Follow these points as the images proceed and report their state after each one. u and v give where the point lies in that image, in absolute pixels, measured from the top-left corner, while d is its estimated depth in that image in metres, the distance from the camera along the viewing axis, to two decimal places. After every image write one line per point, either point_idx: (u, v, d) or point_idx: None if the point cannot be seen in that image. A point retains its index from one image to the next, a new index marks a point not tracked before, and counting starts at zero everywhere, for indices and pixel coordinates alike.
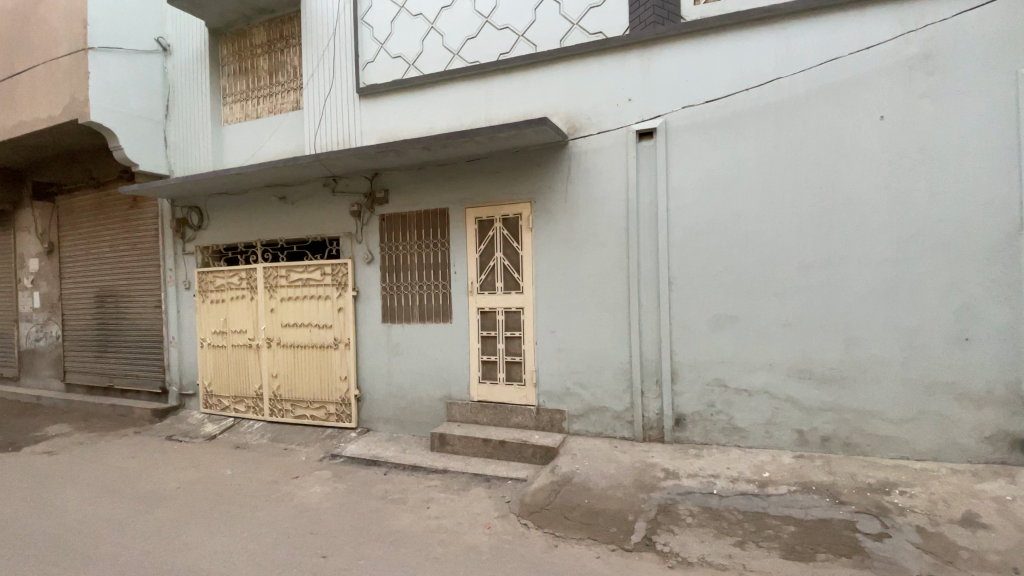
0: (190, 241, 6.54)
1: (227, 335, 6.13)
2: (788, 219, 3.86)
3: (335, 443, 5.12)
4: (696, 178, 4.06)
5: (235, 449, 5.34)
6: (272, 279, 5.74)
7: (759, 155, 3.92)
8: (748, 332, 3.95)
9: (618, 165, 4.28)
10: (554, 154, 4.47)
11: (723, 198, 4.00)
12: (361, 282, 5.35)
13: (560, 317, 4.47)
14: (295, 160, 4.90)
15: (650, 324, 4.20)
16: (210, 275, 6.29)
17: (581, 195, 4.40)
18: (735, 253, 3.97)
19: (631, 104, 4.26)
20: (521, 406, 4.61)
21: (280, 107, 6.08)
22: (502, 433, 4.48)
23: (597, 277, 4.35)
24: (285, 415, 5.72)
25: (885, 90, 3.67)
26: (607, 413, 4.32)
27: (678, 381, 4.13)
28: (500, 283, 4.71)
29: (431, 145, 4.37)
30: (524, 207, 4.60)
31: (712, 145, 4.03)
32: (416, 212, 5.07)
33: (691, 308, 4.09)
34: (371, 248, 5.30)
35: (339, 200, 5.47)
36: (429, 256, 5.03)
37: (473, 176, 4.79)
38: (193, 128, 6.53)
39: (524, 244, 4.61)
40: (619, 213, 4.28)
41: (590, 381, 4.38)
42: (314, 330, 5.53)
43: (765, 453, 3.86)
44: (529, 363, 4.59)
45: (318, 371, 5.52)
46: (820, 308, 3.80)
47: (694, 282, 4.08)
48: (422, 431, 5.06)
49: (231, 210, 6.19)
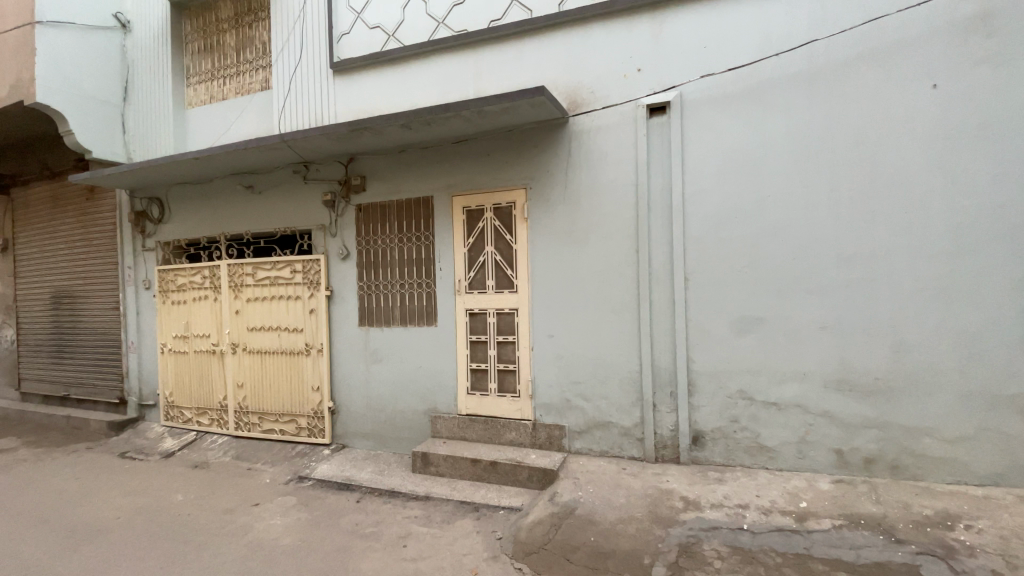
0: (150, 236, 5.93)
1: (189, 340, 5.52)
2: (824, 205, 3.33)
3: (306, 463, 4.54)
4: (716, 159, 3.52)
5: (193, 469, 4.74)
6: (238, 278, 5.15)
7: (789, 133, 3.39)
8: (778, 335, 3.41)
9: (626, 145, 3.73)
10: (553, 133, 3.92)
11: (748, 181, 3.46)
12: (335, 281, 4.78)
13: (559, 318, 3.92)
14: (258, 142, 4.31)
15: (663, 328, 3.65)
16: (171, 273, 5.68)
17: (584, 180, 3.84)
18: (761, 245, 3.43)
19: (640, 75, 3.71)
20: (516, 421, 4.04)
21: (247, 87, 5.48)
22: (493, 452, 3.91)
23: (602, 273, 3.79)
24: (251, 430, 5.12)
25: (938, 53, 3.14)
26: (613, 429, 3.77)
27: (695, 394, 3.58)
28: (492, 281, 4.14)
29: (411, 122, 3.79)
30: (518, 195, 4.04)
31: (735, 122, 3.49)
32: (396, 201, 4.51)
33: (709, 311, 3.54)
34: (346, 242, 4.72)
35: (312, 188, 4.89)
36: (411, 252, 4.46)
37: (460, 160, 4.23)
38: (154, 113, 5.93)
39: (517, 236, 4.05)
40: (627, 199, 3.72)
41: (594, 393, 3.82)
42: (283, 334, 4.94)
43: (799, 478, 3.32)
44: (524, 371, 4.03)
45: (288, 381, 4.93)
46: (862, 309, 3.27)
47: (712, 279, 3.53)
48: (404, 448, 4.47)
49: (195, 201, 5.59)
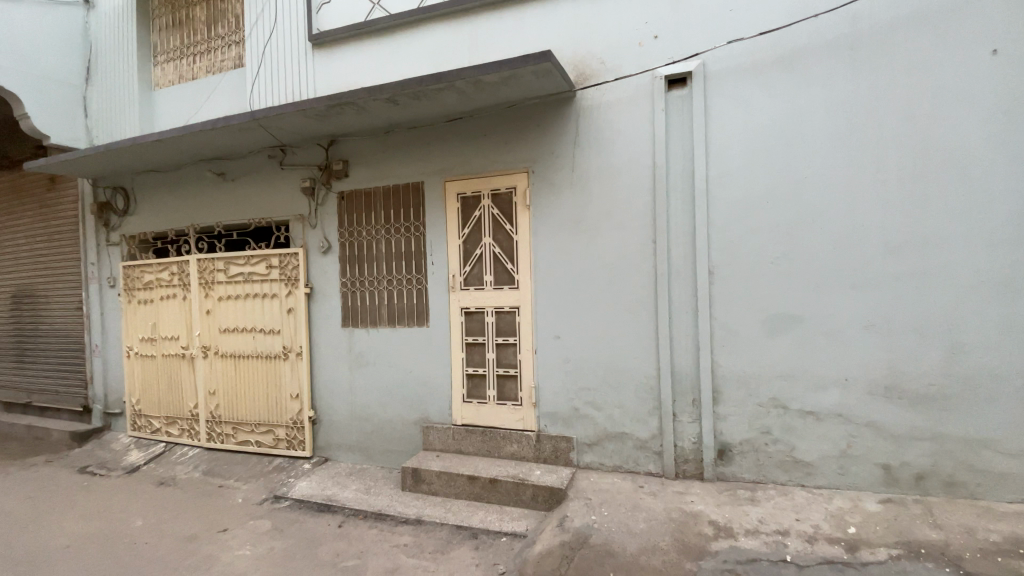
0: (115, 229, 5.44)
1: (157, 343, 5.03)
2: (868, 187, 2.93)
3: (283, 479, 4.08)
4: (744, 136, 3.11)
5: (158, 486, 4.26)
6: (208, 274, 4.67)
7: (828, 106, 2.99)
8: (816, 336, 3.01)
9: (642, 122, 3.30)
10: (558, 109, 3.50)
11: (782, 161, 3.05)
12: (316, 277, 4.32)
13: (566, 317, 3.50)
14: (227, 122, 3.84)
15: (684, 327, 3.24)
16: (137, 270, 5.19)
17: (593, 162, 3.42)
18: (797, 233, 3.03)
19: (657, 43, 3.29)
20: (518, 433, 3.61)
21: (219, 65, 4.99)
22: (493, 467, 3.48)
23: (614, 266, 3.37)
24: (225, 441, 4.65)
25: (1002, 12, 2.73)
26: (628, 441, 3.35)
27: (721, 402, 3.17)
28: (490, 276, 3.71)
29: (398, 96, 3.35)
30: (519, 179, 3.61)
31: (766, 94, 3.08)
32: (383, 188, 4.06)
33: (738, 309, 3.13)
34: (328, 234, 4.27)
35: (289, 175, 4.43)
36: (400, 244, 4.01)
37: (454, 140, 3.79)
38: (118, 95, 5.43)
39: (518, 226, 3.61)
40: (643, 182, 3.30)
41: (606, 401, 3.40)
42: (258, 336, 4.48)
43: (841, 498, 2.92)
44: (527, 377, 3.60)
45: (265, 387, 4.47)
46: (912, 306, 2.87)
47: (741, 272, 3.12)
48: (393, 461, 4.03)
49: (162, 191, 5.10)
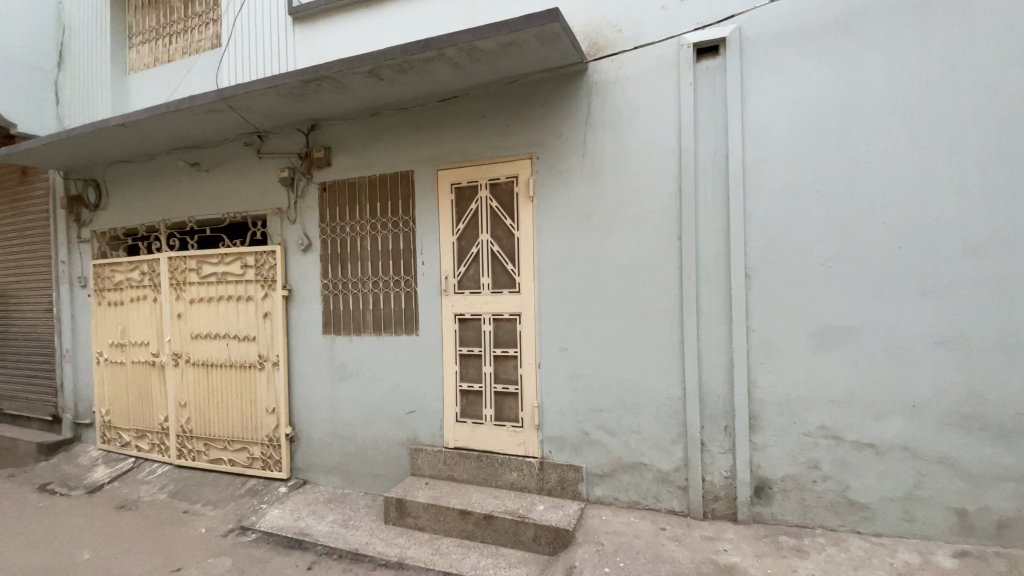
0: (87, 225, 5.04)
1: (126, 349, 4.61)
2: (942, 173, 2.42)
3: (254, 506, 3.62)
4: (788, 114, 2.62)
5: (118, 511, 3.82)
6: (180, 274, 4.23)
7: (892, 77, 2.49)
8: (876, 352, 2.51)
9: (666, 98, 2.81)
10: (566, 85, 3.02)
11: (836, 144, 2.55)
12: (295, 277, 3.87)
13: (575, 327, 3.01)
14: (191, 102, 3.39)
15: (715, 341, 2.74)
16: (107, 268, 4.76)
17: (607, 147, 2.94)
18: (854, 230, 2.53)
19: (683, 5, 2.80)
20: (518, 459, 3.13)
21: (195, 45, 4.56)
22: (489, 500, 3.00)
23: (632, 267, 2.88)
24: (196, 459, 4.21)
25: None
26: (647, 473, 2.86)
27: (758, 430, 2.67)
28: (487, 278, 3.23)
29: (381, 68, 2.88)
30: (522, 166, 3.13)
31: (816, 65, 2.58)
32: (369, 179, 3.60)
33: (780, 319, 2.63)
34: (308, 230, 3.82)
35: (267, 164, 3.98)
36: (387, 242, 3.55)
37: (448, 124, 3.32)
38: (91, 79, 5.02)
39: (520, 220, 3.13)
40: (667, 169, 2.81)
41: (621, 425, 2.91)
42: (232, 343, 4.03)
43: (907, 550, 2.41)
44: (530, 395, 3.12)
45: (239, 400, 4.02)
46: (998, 318, 2.35)
47: (785, 275, 2.62)
48: (378, 487, 3.56)
49: (134, 183, 4.69)
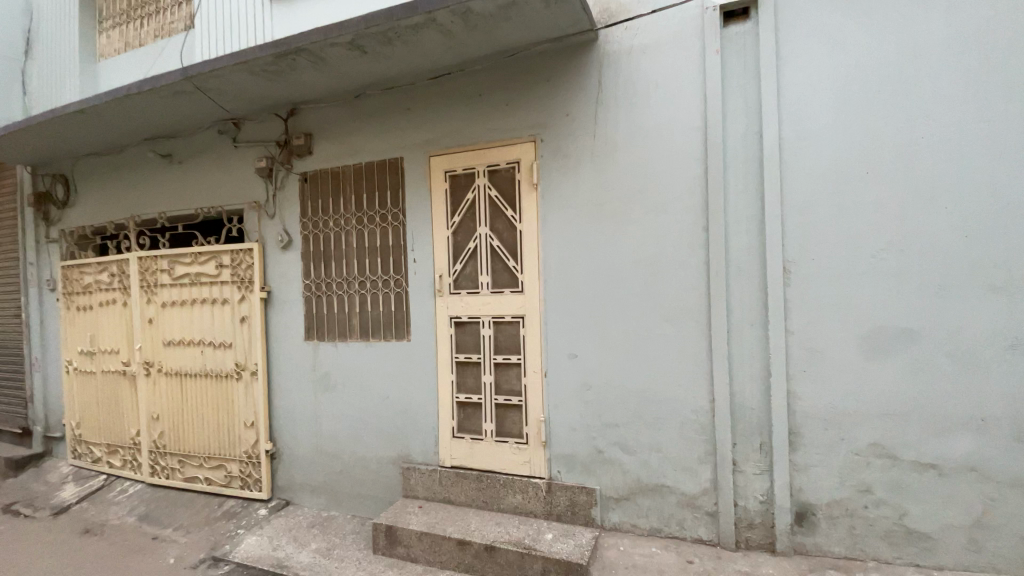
0: (55, 224, 4.68)
1: (95, 357, 4.25)
2: (1016, 149, 2.06)
3: (229, 531, 3.27)
4: (831, 84, 2.27)
5: (82, 536, 3.46)
6: (150, 275, 3.88)
7: (953, 38, 2.13)
8: (938, 357, 2.16)
9: (688, 70, 2.46)
10: (573, 59, 2.67)
11: (888, 117, 2.20)
12: (275, 278, 3.52)
13: (586, 330, 2.66)
14: (154, 82, 3.03)
15: (747, 346, 2.39)
16: (75, 270, 4.40)
17: (620, 127, 2.59)
18: (911, 217, 2.18)
19: None
20: (522, 480, 2.78)
21: (168, 28, 4.21)
22: (490, 527, 2.65)
23: (651, 262, 2.53)
24: (170, 477, 3.86)
25: None
26: (669, 497, 2.51)
27: (799, 448, 2.32)
28: (486, 276, 2.88)
29: (363, 39, 2.52)
30: (523, 150, 2.78)
31: (863, 26, 2.23)
32: (354, 168, 3.25)
33: (824, 320, 2.28)
34: (289, 225, 3.47)
35: (244, 154, 3.63)
36: (375, 237, 3.20)
37: (441, 104, 2.97)
38: (59, 67, 4.67)
39: (522, 211, 2.78)
40: (690, 150, 2.46)
41: (639, 442, 2.56)
42: (207, 351, 3.68)
43: None
44: (535, 407, 2.77)
45: (215, 413, 3.67)
46: None
47: (830, 269, 2.27)
48: (367, 510, 3.21)
49: (104, 178, 4.34)
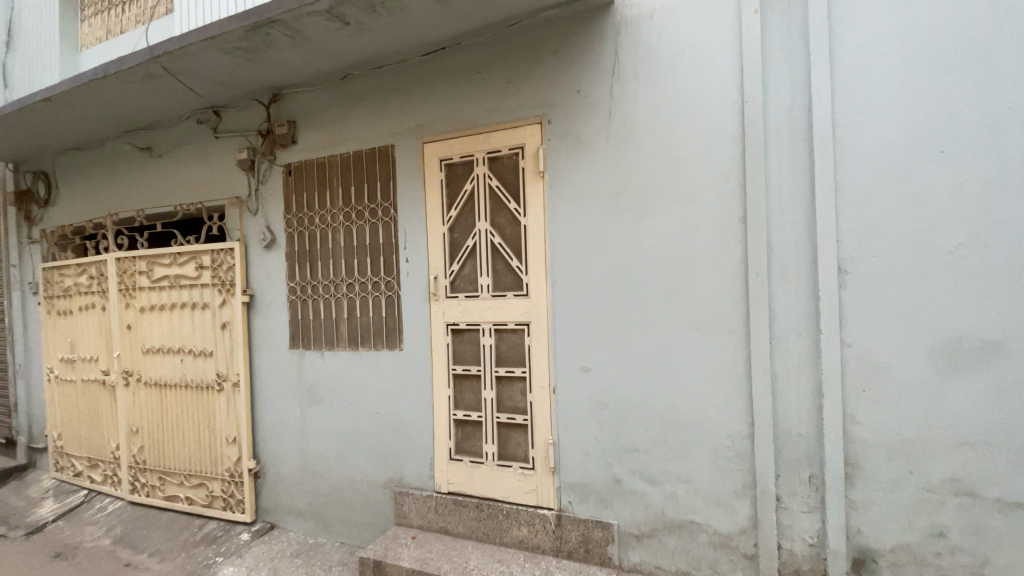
0: (37, 223, 4.44)
1: (75, 365, 4.00)
2: None
3: (207, 559, 2.97)
4: (897, 46, 1.88)
5: (51, 561, 3.18)
6: (129, 278, 3.60)
7: None
8: None
9: (722, 36, 2.10)
10: (585, 27, 2.32)
11: (969, 83, 1.81)
12: (258, 280, 3.22)
13: (601, 340, 2.31)
14: (119, 64, 2.73)
15: (792, 360, 2.02)
16: (56, 272, 4.16)
17: (641, 105, 2.23)
18: (999, 204, 1.78)
19: None
20: (528, 511, 2.43)
21: (149, 12, 3.92)
22: (492, 565, 2.31)
23: (677, 261, 2.17)
24: (150, 495, 3.58)
25: None
26: (700, 535, 2.15)
27: (856, 482, 1.95)
28: (486, 277, 2.54)
29: (342, 6, 2.19)
30: (528, 134, 2.43)
31: None
32: (342, 157, 2.94)
33: (887, 330, 1.90)
34: (272, 222, 3.16)
35: (226, 146, 3.34)
36: (365, 234, 2.88)
37: (435, 84, 2.64)
38: (40, 58, 4.41)
39: (527, 203, 2.44)
40: (724, 130, 2.10)
41: (664, 471, 2.20)
42: (187, 359, 3.39)
43: None
44: (543, 427, 2.43)
45: (195, 427, 3.38)
46: None
47: (896, 269, 1.89)
48: (357, 538, 2.90)
49: (84, 175, 4.08)
